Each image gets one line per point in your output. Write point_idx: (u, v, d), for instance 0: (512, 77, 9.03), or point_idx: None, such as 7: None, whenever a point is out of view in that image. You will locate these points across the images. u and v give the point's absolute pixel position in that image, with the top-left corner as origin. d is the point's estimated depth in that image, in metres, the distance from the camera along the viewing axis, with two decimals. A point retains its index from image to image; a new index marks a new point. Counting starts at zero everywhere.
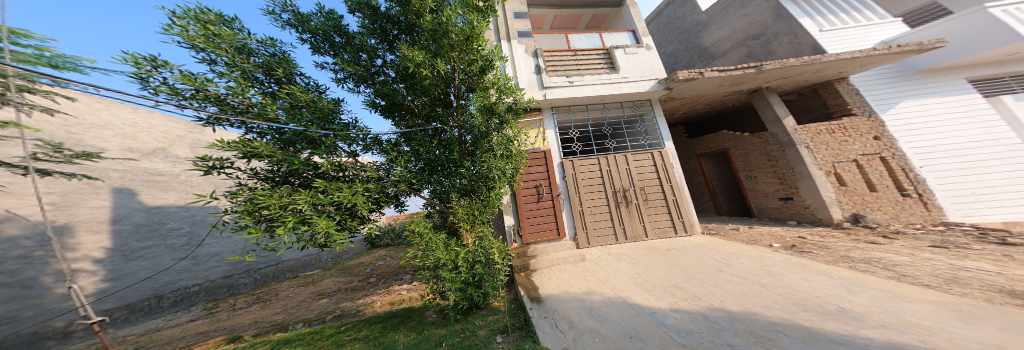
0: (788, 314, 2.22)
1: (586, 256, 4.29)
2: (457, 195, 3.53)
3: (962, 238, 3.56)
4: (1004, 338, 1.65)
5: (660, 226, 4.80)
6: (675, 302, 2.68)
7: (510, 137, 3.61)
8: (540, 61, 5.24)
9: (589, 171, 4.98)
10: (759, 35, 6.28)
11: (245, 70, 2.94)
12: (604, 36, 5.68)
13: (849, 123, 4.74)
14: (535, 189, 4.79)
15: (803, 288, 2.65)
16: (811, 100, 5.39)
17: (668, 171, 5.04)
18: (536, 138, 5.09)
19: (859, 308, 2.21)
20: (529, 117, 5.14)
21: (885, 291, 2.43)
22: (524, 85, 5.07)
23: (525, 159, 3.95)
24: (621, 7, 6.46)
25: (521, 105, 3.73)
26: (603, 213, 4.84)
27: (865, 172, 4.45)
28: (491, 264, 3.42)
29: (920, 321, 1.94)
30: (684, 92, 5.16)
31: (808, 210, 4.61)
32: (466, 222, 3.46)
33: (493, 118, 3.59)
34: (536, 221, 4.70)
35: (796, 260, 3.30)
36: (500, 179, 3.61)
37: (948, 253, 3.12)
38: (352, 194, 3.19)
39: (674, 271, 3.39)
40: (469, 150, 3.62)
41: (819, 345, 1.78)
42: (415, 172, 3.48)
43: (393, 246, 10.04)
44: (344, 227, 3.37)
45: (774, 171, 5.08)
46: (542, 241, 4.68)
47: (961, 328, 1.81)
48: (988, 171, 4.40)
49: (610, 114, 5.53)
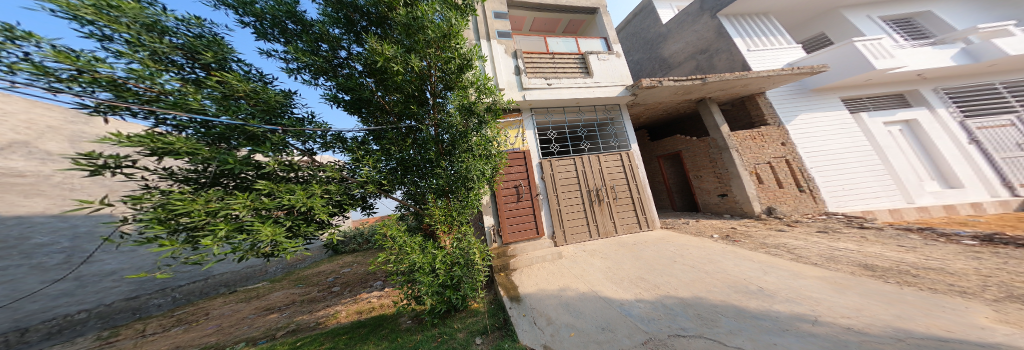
0: (724, 297, 2.78)
1: (563, 253, 4.55)
2: (433, 196, 3.40)
3: (837, 224, 4.71)
4: (859, 302, 2.47)
5: (627, 223, 5.29)
6: (640, 293, 3.05)
7: (489, 137, 3.55)
8: (520, 62, 5.32)
9: (566, 171, 5.22)
10: (705, 50, 7.19)
11: (156, 52, 2.36)
12: (580, 42, 5.89)
13: (766, 131, 5.77)
14: (515, 189, 4.90)
15: (734, 273, 3.26)
16: (740, 110, 6.41)
17: (633, 171, 5.52)
18: (516, 138, 5.15)
19: (772, 286, 2.88)
20: (509, 118, 5.20)
21: (788, 271, 3.19)
22: (503, 85, 5.10)
23: (504, 160, 3.93)
24: (594, 14, 6.76)
25: (501, 105, 3.68)
26: (576, 210, 5.13)
27: (777, 172, 5.51)
28: (469, 264, 3.40)
29: (812, 293, 2.70)
30: (645, 99, 5.69)
31: (738, 204, 5.54)
32: (442, 223, 3.36)
33: (471, 118, 3.51)
34: (516, 220, 4.82)
35: (729, 248, 3.99)
36: (479, 180, 3.57)
37: (828, 237, 4.13)
38: (307, 197, 2.81)
39: (638, 263, 3.81)
40: (446, 150, 3.51)
41: (746, 322, 2.33)
42: (384, 173, 3.24)
43: (359, 253, 9.28)
44: (297, 234, 2.96)
45: (714, 171, 5.92)
46: (522, 240, 4.81)
47: (835, 296, 2.62)
48: (853, 171, 5.76)
49: (584, 116, 5.80)
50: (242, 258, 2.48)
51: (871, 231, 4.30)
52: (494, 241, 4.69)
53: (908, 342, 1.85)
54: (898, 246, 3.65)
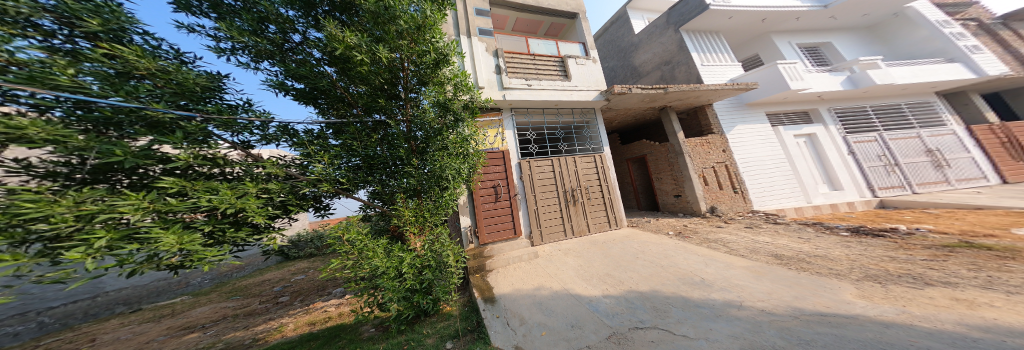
0: (675, 288, 3.17)
1: (538, 253, 4.68)
2: (403, 196, 3.15)
3: (760, 221, 5.65)
4: (769, 287, 3.05)
5: (598, 222, 5.61)
6: (607, 289, 3.30)
7: (466, 136, 3.41)
8: (501, 61, 5.27)
9: (544, 172, 5.32)
10: (669, 62, 7.80)
11: (5, 11, 1.73)
12: (560, 45, 5.95)
13: (712, 139, 6.57)
14: (493, 189, 4.87)
15: (682, 266, 3.73)
16: (693, 119, 7.16)
17: (605, 172, 5.83)
18: (495, 138, 5.09)
19: (711, 277, 3.37)
20: (488, 117, 5.13)
21: (724, 262, 3.76)
22: (483, 83, 5.04)
23: (483, 159, 3.80)
24: (574, 18, 6.83)
25: (478, 102, 3.56)
26: (552, 210, 5.27)
27: (719, 176, 6.35)
28: (442, 267, 3.28)
29: (739, 281, 3.25)
30: (616, 105, 6.02)
31: (689, 204, 6.26)
32: (412, 225, 3.15)
33: (447, 114, 3.33)
34: (494, 221, 4.81)
35: (680, 244, 4.53)
36: (455, 179, 3.41)
37: (754, 232, 4.95)
38: (235, 197, 2.33)
39: (607, 261, 4.11)
40: (419, 147, 3.29)
41: (691, 310, 2.71)
42: (342, 171, 2.93)
43: (315, 259, 8.43)
44: (218, 242, 2.44)
45: (672, 174, 6.57)
46: (499, 240, 4.83)
47: (754, 282, 3.19)
48: (773, 175, 6.91)
49: (562, 118, 5.91)
50: (132, 273, 1.93)
51: (781, 226, 5.28)
52: (472, 241, 4.66)
53: (801, 319, 2.38)
54: (799, 239, 4.57)
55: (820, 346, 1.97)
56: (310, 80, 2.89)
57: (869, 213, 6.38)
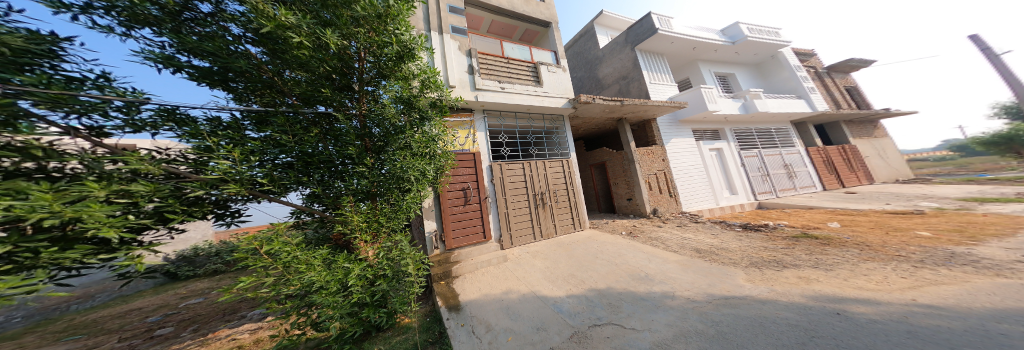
0: (625, 284, 3.54)
1: (508, 256, 4.69)
2: (352, 199, 2.66)
3: (687, 220, 6.77)
4: (692, 277, 3.66)
5: (565, 224, 5.88)
6: (570, 289, 3.48)
7: (433, 135, 3.17)
8: (474, 61, 5.36)
9: (514, 175, 5.42)
10: (626, 77, 8.65)
11: None
12: (533, 51, 6.13)
13: (655, 149, 7.53)
14: (462, 192, 4.82)
15: (632, 263, 4.19)
16: (642, 131, 8.06)
17: (571, 177, 6.12)
18: (466, 139, 5.10)
19: (654, 272, 3.87)
20: (459, 117, 5.10)
21: (662, 258, 4.37)
22: (455, 83, 5.04)
23: (451, 161, 3.59)
24: (547, 27, 6.94)
25: (446, 100, 3.39)
26: (521, 213, 5.38)
27: (659, 181, 7.36)
28: (399, 277, 2.91)
29: (673, 274, 3.81)
30: (581, 113, 6.39)
31: (638, 206, 7.08)
32: (364, 231, 2.71)
33: (411, 112, 3.09)
34: (462, 225, 4.72)
35: (630, 243, 5.08)
36: (419, 181, 3.08)
37: (683, 230, 5.92)
38: (62, 203, 1.53)
39: (571, 262, 4.33)
40: (375, 146, 2.93)
41: (638, 303, 3.08)
42: (259, 170, 2.31)
43: (217, 278, 6.76)
44: (22, 267, 1.56)
45: (626, 179, 7.32)
46: (468, 244, 4.75)
47: (683, 274, 3.80)
48: (695, 181, 8.36)
49: (534, 123, 6.02)
50: None
51: (700, 224, 6.45)
52: (438, 246, 4.49)
53: (714, 303, 2.94)
54: (713, 235, 5.64)
55: (725, 326, 2.46)
56: (218, 59, 2.35)
57: (754, 213, 8.29)
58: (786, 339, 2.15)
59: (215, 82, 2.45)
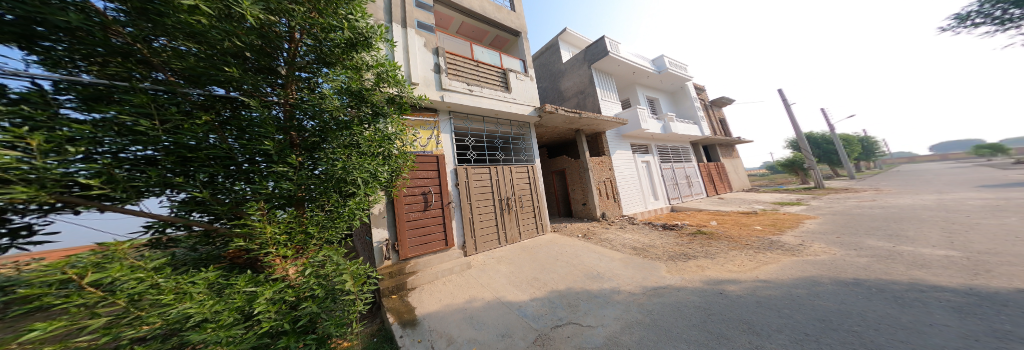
0: (581, 284, 3.81)
1: (472, 263, 4.55)
2: (262, 206, 2.03)
3: (628, 222, 7.75)
4: (624, 272, 4.21)
5: (528, 228, 6.03)
6: (534, 292, 3.56)
7: (388, 134, 2.91)
8: (441, 60, 5.19)
9: (480, 179, 5.38)
10: (583, 92, 9.51)
11: None
12: (503, 58, 6.24)
13: (603, 159, 8.43)
14: (422, 196, 4.49)
15: (587, 263, 4.55)
16: (593, 142, 8.93)
17: (534, 182, 6.32)
18: (429, 140, 4.83)
19: (605, 271, 4.25)
20: (421, 116, 4.81)
21: (606, 256, 4.89)
22: (418, 80, 4.77)
23: (409, 163, 3.35)
24: (516, 36, 7.13)
25: (401, 97, 3.14)
26: (486, 218, 5.32)
27: (608, 188, 8.26)
28: (334, 295, 2.32)
29: (619, 271, 4.26)
30: (545, 122, 6.74)
31: (590, 210, 7.77)
32: (287, 241, 2.15)
33: (362, 106, 2.75)
34: (420, 232, 4.37)
35: (585, 245, 5.49)
36: (367, 184, 2.70)
37: (625, 230, 6.77)
38: None
39: (534, 265, 4.48)
40: (307, 142, 2.44)
41: (591, 300, 3.36)
42: (84, 166, 1.48)
43: None
44: None
45: (581, 186, 7.97)
46: (427, 253, 4.42)
47: (623, 269, 4.34)
48: (632, 188, 9.69)
49: (501, 128, 6.10)
50: None
51: (635, 225, 7.48)
52: (390, 256, 4.03)
53: (648, 294, 3.41)
54: (648, 234, 6.60)
55: (657, 314, 2.88)
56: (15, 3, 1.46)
57: (671, 214, 10.07)
58: (693, 319, 2.70)
59: (11, 38, 1.58)
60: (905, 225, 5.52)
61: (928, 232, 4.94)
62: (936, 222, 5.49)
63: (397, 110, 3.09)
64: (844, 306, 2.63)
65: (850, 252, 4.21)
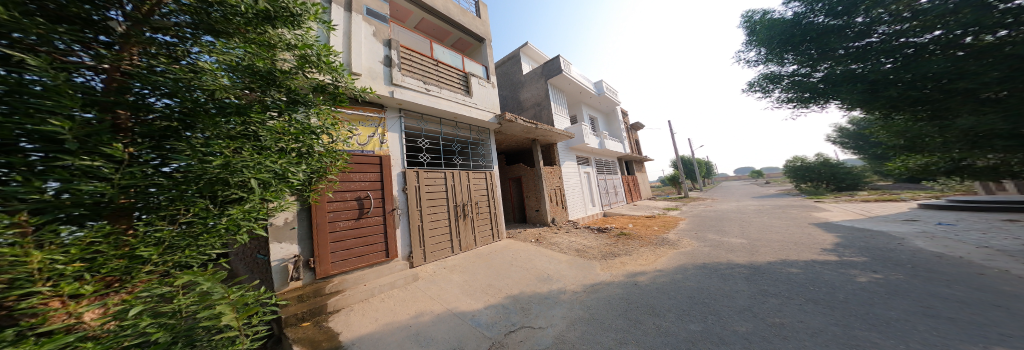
0: (533, 287, 3.98)
1: (419, 275, 4.22)
2: (23, 222, 1.04)
3: (574, 226, 8.50)
4: (567, 273, 4.58)
5: (484, 235, 5.97)
6: (488, 300, 3.54)
7: (309, 127, 2.27)
8: (394, 53, 4.76)
9: (433, 184, 5.10)
10: (539, 104, 10.14)
11: None
12: (465, 62, 6.17)
13: (555, 168, 9.09)
14: (357, 202, 3.96)
15: (539, 266, 4.79)
16: (547, 151, 9.50)
17: (492, 188, 6.35)
18: (370, 139, 4.29)
19: (556, 273, 4.51)
20: (365, 111, 4.31)
21: (553, 258, 5.26)
22: (363, 71, 4.25)
23: (340, 163, 2.81)
24: (480, 42, 7.12)
25: (325, 83, 2.55)
26: (438, 225, 5.04)
27: (558, 195, 8.92)
28: (190, 337, 1.37)
29: (564, 271, 4.63)
30: (504, 129, 6.87)
31: (542, 216, 8.21)
32: (89, 280, 1.18)
33: (269, 91, 2.09)
34: (349, 244, 3.80)
35: (540, 250, 5.72)
36: (269, 187, 1.94)
37: (572, 234, 7.40)
38: None
39: (488, 272, 4.45)
40: (152, 128, 1.48)
41: (541, 301, 3.55)
42: None
43: None
44: None
45: (535, 193, 8.36)
46: (361, 267, 3.89)
47: (566, 268, 4.81)
48: (577, 195, 10.71)
49: (460, 132, 5.97)
50: None
51: (580, 229, 8.27)
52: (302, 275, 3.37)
53: (588, 289, 3.87)
54: (591, 237, 7.38)
55: (595, 308, 3.24)
56: None
57: (605, 219, 11.55)
58: (616, 308, 3.20)
59: None
60: (748, 227, 7.79)
61: (759, 231, 7.18)
62: (762, 225, 7.96)
63: (321, 99, 2.50)
64: (700, 284, 3.81)
65: (726, 250, 5.62)
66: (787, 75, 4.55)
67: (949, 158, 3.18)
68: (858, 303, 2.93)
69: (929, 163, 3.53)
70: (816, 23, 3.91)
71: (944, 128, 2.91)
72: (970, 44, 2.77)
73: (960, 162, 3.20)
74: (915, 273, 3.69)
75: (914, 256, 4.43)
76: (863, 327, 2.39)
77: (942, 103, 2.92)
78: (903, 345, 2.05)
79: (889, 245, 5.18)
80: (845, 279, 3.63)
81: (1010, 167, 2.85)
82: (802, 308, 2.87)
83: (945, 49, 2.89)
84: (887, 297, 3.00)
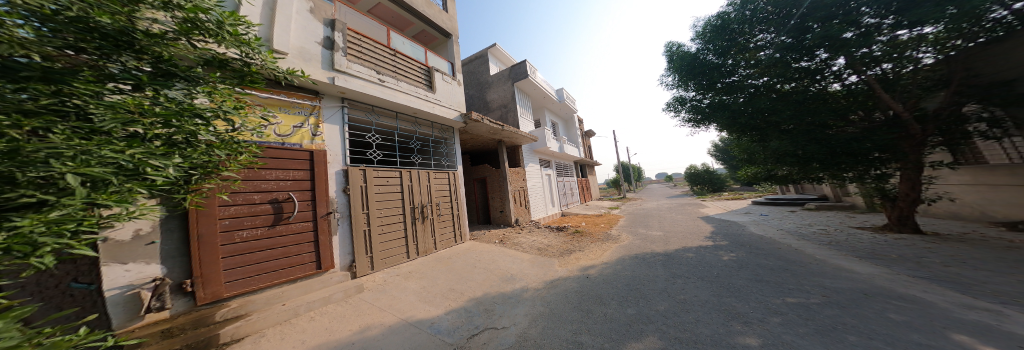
0: (498, 287, 3.88)
1: (364, 285, 3.72)
2: None
3: (535, 225, 8.72)
4: (530, 272, 4.59)
5: (445, 238, 5.67)
6: (449, 305, 3.31)
7: (194, 107, 1.56)
8: (338, 36, 4.13)
9: (384, 184, 4.60)
10: (506, 106, 10.16)
11: None
12: (428, 55, 5.76)
13: (519, 170, 9.18)
14: (275, 207, 3.24)
15: (504, 267, 4.72)
16: (513, 153, 9.52)
17: (456, 189, 6.14)
18: (294, 130, 3.56)
19: (520, 273, 4.48)
20: (302, 97, 3.71)
21: (515, 257, 5.26)
22: (293, 52, 3.58)
23: (247, 157, 2.08)
24: (446, 37, 6.75)
25: (223, 55, 1.89)
26: (389, 230, 4.54)
27: (522, 196, 9.04)
28: None
29: (527, 271, 4.64)
30: (469, 129, 6.64)
31: (506, 217, 8.21)
32: None
33: (125, 56, 1.46)
34: (257, 258, 3.05)
35: (504, 250, 5.67)
36: (102, 187, 1.17)
37: (535, 234, 7.55)
38: None
39: (450, 276, 4.21)
40: None
41: (502, 300, 3.49)
42: None
43: None
44: None
45: (500, 194, 8.30)
46: (276, 283, 3.18)
47: (529, 267, 4.85)
48: (539, 196, 11.01)
49: (420, 129, 5.55)
50: None
51: (540, 228, 8.55)
52: (169, 303, 2.48)
53: (551, 285, 3.95)
54: (549, 235, 7.69)
55: (553, 304, 3.31)
56: None
57: (560, 217, 12.25)
58: (571, 300, 3.35)
59: None
60: (672, 221, 9.24)
61: (678, 224, 8.62)
62: (676, 219, 9.64)
63: (213, 74, 1.80)
64: (634, 272, 4.27)
65: (652, 241, 6.57)
66: (688, 99, 6.61)
67: (766, 169, 5.91)
68: (723, 275, 3.87)
69: (754, 172, 6.39)
70: (709, 59, 6.03)
71: (765, 148, 5.38)
72: (778, 90, 5.15)
73: (770, 172, 5.97)
74: (750, 250, 5.08)
75: (751, 238, 6.12)
76: (728, 294, 3.17)
77: (763, 131, 5.36)
78: (748, 304, 2.86)
79: (738, 231, 7.04)
80: (736, 259, 4.58)
81: (791, 176, 5.70)
82: (702, 284, 3.58)
83: (768, 91, 5.22)
84: (738, 270, 4.05)
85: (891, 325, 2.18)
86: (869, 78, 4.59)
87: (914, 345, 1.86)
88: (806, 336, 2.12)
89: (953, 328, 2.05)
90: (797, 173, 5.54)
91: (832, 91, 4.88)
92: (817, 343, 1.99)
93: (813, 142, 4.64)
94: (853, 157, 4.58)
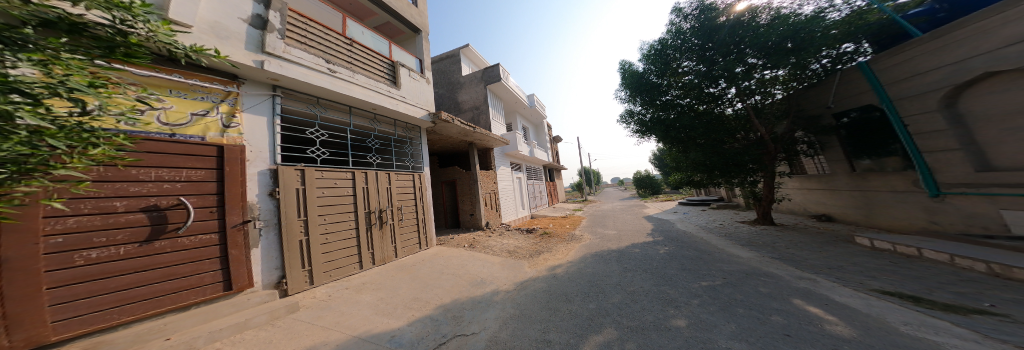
0: (468, 293, 3.62)
1: (301, 302, 3.17)
2: None
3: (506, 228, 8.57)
4: (501, 274, 4.42)
5: (408, 244, 5.23)
6: (413, 315, 2.96)
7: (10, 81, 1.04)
8: (275, 17, 3.51)
9: (330, 186, 4.04)
10: (478, 108, 9.93)
11: None
12: (393, 48, 5.31)
13: (490, 172, 8.98)
14: (154, 216, 2.47)
15: (474, 272, 4.46)
16: (485, 155, 9.30)
17: (421, 192, 5.75)
18: (195, 118, 2.84)
19: (491, 277, 4.26)
20: (216, 79, 3.07)
21: (485, 261, 5.04)
22: (210, 27, 2.93)
23: (103, 151, 1.47)
24: (415, 32, 6.32)
25: (80, 18, 1.39)
26: (334, 239, 3.97)
27: (493, 198, 8.84)
28: None
29: (498, 274, 4.44)
30: (438, 129, 6.29)
31: (476, 220, 7.90)
32: None
33: None
34: (122, 283, 2.24)
35: (476, 254, 5.39)
36: None
37: (506, 237, 7.39)
38: None
39: (414, 284, 3.83)
40: None
41: (473, 305, 3.25)
42: None
43: None
44: None
45: (470, 197, 7.99)
46: (155, 314, 2.39)
47: (500, 269, 4.69)
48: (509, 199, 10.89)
49: (380, 126, 5.04)
50: None
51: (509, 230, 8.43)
52: None
53: (524, 286, 3.85)
54: (518, 237, 7.60)
55: (523, 305, 3.18)
56: None
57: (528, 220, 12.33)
58: (539, 300, 3.29)
59: None
60: (627, 221, 9.93)
61: (631, 223, 9.29)
62: (631, 219, 10.40)
63: (56, 39, 1.28)
64: (594, 269, 4.37)
65: (608, 238, 6.93)
66: (634, 113, 7.16)
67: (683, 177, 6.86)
68: (659, 266, 4.22)
69: (677, 179, 7.27)
70: (651, 79, 6.53)
71: (684, 157, 6.34)
72: (695, 109, 6.12)
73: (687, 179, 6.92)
74: (678, 243, 5.65)
75: (677, 233, 6.88)
76: (657, 281, 3.48)
77: (683, 145, 6.30)
78: (673, 289, 3.15)
79: (669, 226, 7.93)
80: (679, 251, 5.05)
81: (695, 181, 6.69)
82: (643, 274, 3.85)
83: (688, 109, 6.15)
84: (672, 260, 4.48)
85: (770, 299, 2.63)
86: (747, 106, 5.78)
87: (776, 311, 2.34)
88: (714, 312, 2.41)
89: (793, 294, 2.72)
90: (702, 179, 6.46)
91: (726, 114, 6.04)
92: (722, 318, 2.26)
93: (716, 154, 5.80)
94: (738, 167, 5.79)
